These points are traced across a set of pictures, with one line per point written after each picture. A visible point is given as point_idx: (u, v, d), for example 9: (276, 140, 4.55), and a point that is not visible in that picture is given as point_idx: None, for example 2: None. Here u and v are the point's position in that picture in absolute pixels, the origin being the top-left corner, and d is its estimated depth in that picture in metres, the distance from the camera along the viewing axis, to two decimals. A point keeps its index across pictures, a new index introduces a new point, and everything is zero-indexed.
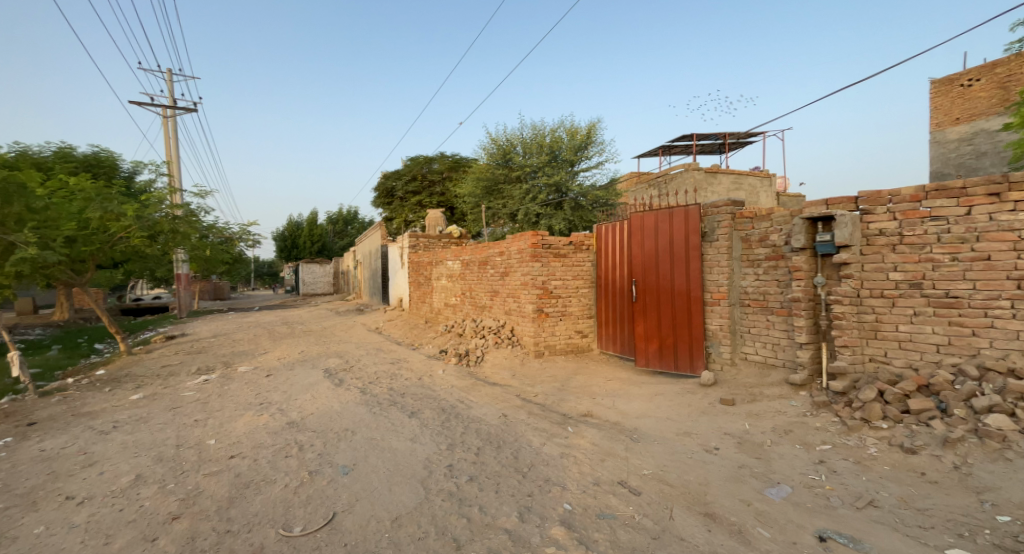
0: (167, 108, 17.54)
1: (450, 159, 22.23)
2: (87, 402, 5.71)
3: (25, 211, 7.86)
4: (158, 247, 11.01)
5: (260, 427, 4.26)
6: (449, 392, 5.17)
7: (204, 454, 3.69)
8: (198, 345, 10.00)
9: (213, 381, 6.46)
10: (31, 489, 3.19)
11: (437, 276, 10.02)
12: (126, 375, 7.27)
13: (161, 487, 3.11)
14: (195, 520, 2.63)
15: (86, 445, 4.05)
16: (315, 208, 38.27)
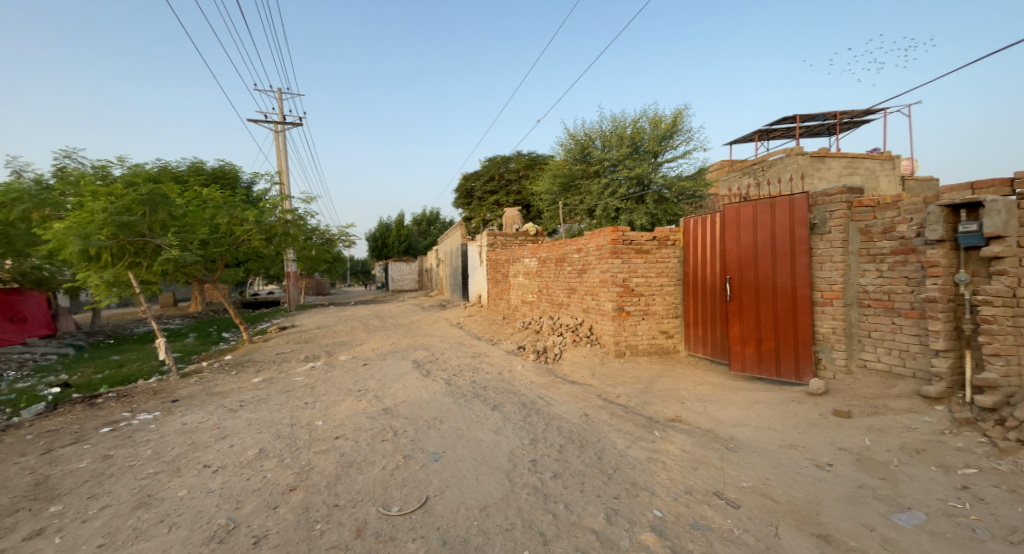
0: (278, 125, 19.77)
1: (527, 157, 22.38)
2: (218, 383, 6.65)
3: (168, 218, 9.42)
4: (273, 248, 12.51)
5: (359, 412, 4.65)
6: (530, 388, 5.22)
7: (313, 433, 4.11)
8: (304, 336, 11.18)
9: (318, 368, 7.17)
10: (181, 456, 3.79)
11: (514, 273, 10.17)
12: (248, 361, 8.34)
13: (279, 460, 3.53)
14: (308, 492, 2.95)
15: (220, 421, 4.72)
16: (401, 210, 40.76)
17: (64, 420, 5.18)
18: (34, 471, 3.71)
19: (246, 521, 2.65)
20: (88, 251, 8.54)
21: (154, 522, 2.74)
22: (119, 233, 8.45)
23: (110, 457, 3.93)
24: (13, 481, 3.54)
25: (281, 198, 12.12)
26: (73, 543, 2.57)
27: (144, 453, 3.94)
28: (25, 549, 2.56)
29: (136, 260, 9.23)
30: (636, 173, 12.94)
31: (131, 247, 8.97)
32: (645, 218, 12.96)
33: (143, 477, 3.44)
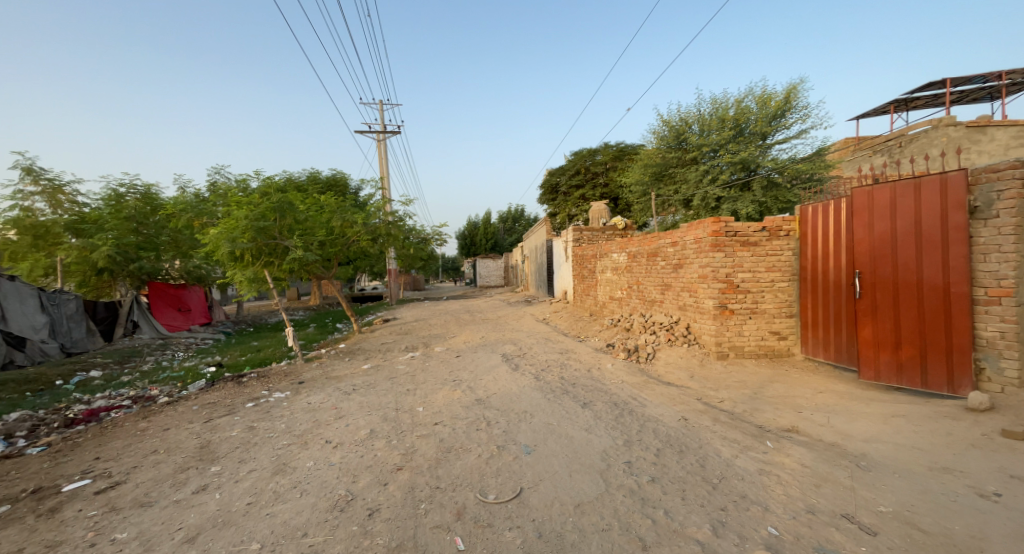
0: (379, 133, 21.47)
1: (614, 148, 21.67)
2: (334, 369, 7.46)
3: (294, 222, 10.77)
4: (378, 247, 13.68)
5: (455, 401, 4.90)
6: (621, 387, 5.07)
7: (415, 418, 4.42)
8: (403, 328, 12.10)
9: (416, 359, 7.70)
10: (307, 432, 4.32)
11: (602, 269, 9.94)
12: (357, 349, 9.22)
13: (387, 441, 3.86)
14: (413, 472, 3.18)
15: (337, 402, 5.29)
16: (489, 208, 41.95)
17: (219, 395, 6.19)
18: (200, 436, 4.49)
19: (362, 494, 2.94)
20: (235, 252, 10.07)
21: (288, 488, 3.15)
22: (257, 237, 9.88)
23: (253, 428, 4.60)
24: (186, 444, 4.31)
25: (384, 201, 13.16)
26: (229, 499, 3.07)
27: (278, 427, 4.56)
28: (196, 500, 3.10)
29: (270, 259, 10.67)
30: (739, 158, 11.85)
31: (266, 249, 10.39)
32: (751, 207, 11.82)
33: (278, 447, 3.99)
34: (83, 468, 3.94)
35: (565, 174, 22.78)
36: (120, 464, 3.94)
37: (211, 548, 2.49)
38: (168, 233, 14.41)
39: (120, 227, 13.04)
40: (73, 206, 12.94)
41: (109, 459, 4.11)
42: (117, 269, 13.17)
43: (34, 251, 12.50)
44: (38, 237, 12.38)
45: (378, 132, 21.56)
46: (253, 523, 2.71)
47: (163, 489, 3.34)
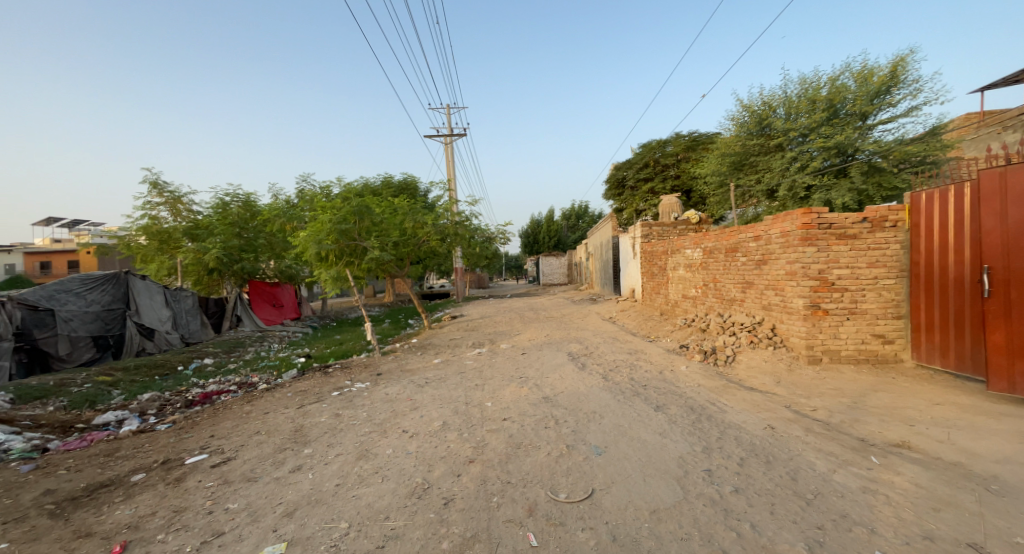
0: (446, 136, 22.18)
1: (686, 138, 20.57)
2: (408, 362, 7.85)
3: (371, 224, 11.47)
4: (446, 247, 14.17)
5: (523, 398, 4.95)
6: (697, 391, 4.81)
7: (485, 413, 4.53)
8: (470, 324, 12.43)
9: (483, 355, 7.88)
10: (386, 421, 4.59)
11: (674, 266, 9.50)
12: (428, 345, 9.62)
13: (459, 434, 3.98)
14: (484, 466, 3.26)
15: (412, 394, 5.56)
16: (552, 205, 41.70)
17: (309, 383, 6.77)
18: (294, 421, 4.93)
19: (437, 483, 3.06)
20: (321, 253, 10.93)
21: (370, 472, 3.37)
22: (339, 239, 10.65)
23: (339, 415, 4.97)
24: (283, 427, 4.76)
25: (452, 202, 13.58)
26: (320, 480, 3.34)
27: (360, 415, 4.89)
28: (292, 479, 3.42)
29: (351, 259, 11.45)
30: (834, 142, 10.70)
31: (347, 250, 11.16)
32: (849, 196, 10.63)
33: (361, 434, 4.28)
34: (201, 444, 4.50)
35: (633, 167, 22.03)
36: (230, 442, 4.45)
37: (306, 523, 2.72)
38: (264, 236, 16.00)
39: (226, 232, 14.70)
40: (189, 214, 14.81)
41: (221, 437, 4.65)
42: (224, 269, 14.92)
43: (160, 254, 14.48)
44: (163, 242, 14.33)
45: (445, 135, 22.26)
46: (341, 503, 2.93)
47: (265, 467, 3.72)
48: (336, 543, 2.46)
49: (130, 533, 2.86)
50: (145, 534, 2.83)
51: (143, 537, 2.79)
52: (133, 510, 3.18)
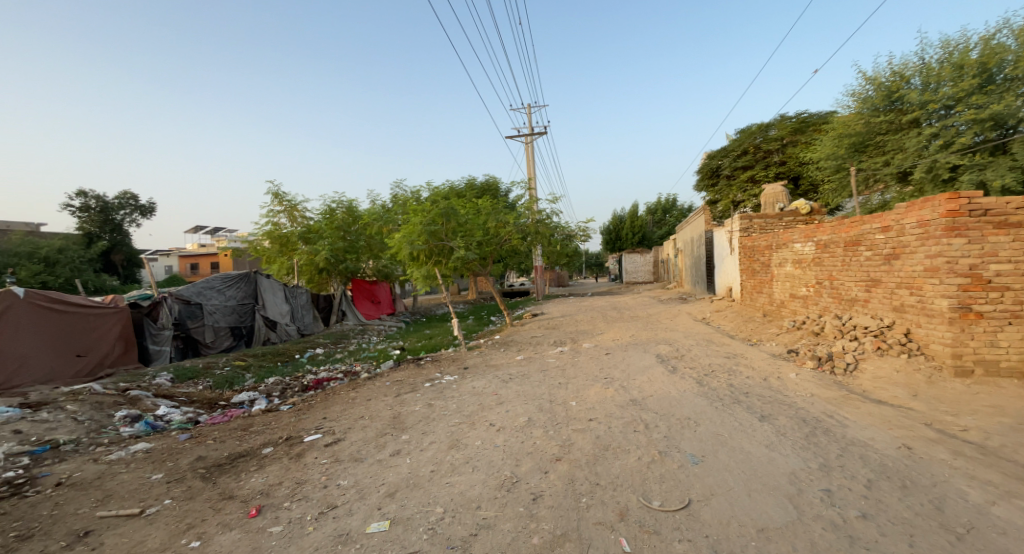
0: (527, 135, 22.38)
1: (793, 119, 18.55)
2: (493, 358, 8.06)
3: (457, 225, 11.93)
4: (528, 245, 14.31)
5: (609, 399, 4.83)
6: (808, 401, 4.32)
7: (570, 412, 4.49)
8: (552, 323, 12.43)
9: (567, 353, 7.84)
10: (475, 413, 4.76)
11: (779, 262, 8.64)
12: (512, 341, 9.80)
13: (545, 431, 4.00)
14: (572, 464, 3.24)
15: (497, 389, 5.70)
16: (635, 200, 40.16)
17: (403, 374, 7.25)
18: (392, 408, 5.33)
19: (525, 478, 3.11)
20: (413, 253, 11.65)
21: (462, 462, 3.52)
22: (428, 239, 11.22)
23: (431, 406, 5.26)
24: (382, 414, 5.16)
25: (533, 201, 13.68)
26: (416, 465, 3.57)
27: (451, 407, 5.13)
28: (391, 462, 3.69)
29: (439, 259, 11.98)
30: (989, 113, 8.95)
31: (436, 250, 11.76)
32: (1011, 176, 8.84)
33: (452, 424, 4.48)
34: (315, 425, 5.04)
35: (730, 155, 20.35)
36: (339, 424, 4.92)
37: (406, 505, 2.92)
38: (364, 238, 17.46)
39: (332, 236, 16.31)
40: (302, 220, 16.65)
41: (331, 419, 5.17)
42: (331, 268, 16.56)
43: (280, 255, 16.50)
44: (282, 245, 16.29)
45: (526, 135, 22.45)
46: (436, 489, 3.10)
47: (368, 449, 4.06)
48: (433, 527, 2.60)
49: (262, 499, 3.30)
50: (274, 501, 3.24)
51: (272, 504, 3.20)
52: (264, 479, 3.66)
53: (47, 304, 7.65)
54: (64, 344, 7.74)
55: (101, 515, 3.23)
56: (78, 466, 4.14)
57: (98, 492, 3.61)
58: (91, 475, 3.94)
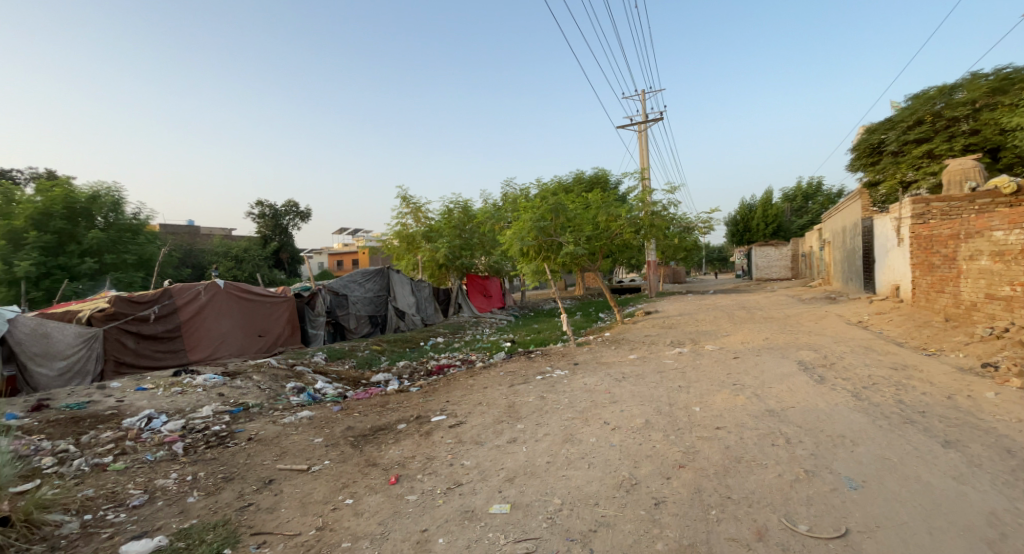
0: (641, 124, 21.36)
1: (989, 79, 14.99)
2: (605, 355, 7.89)
3: (566, 221, 11.87)
4: (641, 239, 13.67)
5: (739, 406, 4.41)
6: (1015, 429, 3.44)
7: (693, 418, 4.20)
8: (669, 321, 11.73)
9: (687, 354, 7.34)
10: (589, 409, 4.72)
11: (972, 255, 6.98)
12: (624, 339, 9.48)
13: (665, 435, 3.81)
14: (697, 474, 3.03)
15: (611, 387, 5.58)
16: (768, 186, 35.77)
17: (516, 366, 7.49)
18: (507, 397, 5.55)
19: (645, 481, 3.00)
20: (523, 249, 11.95)
21: (578, 457, 3.52)
22: (538, 235, 11.38)
23: (544, 398, 5.37)
24: (499, 402, 5.41)
25: (646, 192, 13.04)
26: (533, 454, 3.67)
27: (564, 401, 5.17)
28: (509, 448, 3.85)
29: (548, 255, 12.05)
30: None
31: (545, 245, 11.85)
32: None
33: (566, 418, 4.50)
34: (440, 407, 5.49)
35: (898, 127, 16.77)
36: (460, 409, 5.28)
37: (525, 491, 3.02)
38: (477, 235, 18.46)
39: (449, 234, 17.53)
40: (425, 220, 18.13)
41: (454, 403, 5.57)
42: (449, 264, 17.78)
43: (406, 252, 18.22)
44: (408, 244, 17.95)
45: (638, 123, 21.44)
46: (553, 480, 3.15)
47: (488, 434, 4.29)
48: (552, 516, 2.65)
49: (399, 469, 3.69)
50: (409, 472, 3.61)
51: (407, 474, 3.57)
52: (400, 451, 4.10)
53: (240, 293, 9.53)
54: (250, 326, 9.57)
55: (279, 467, 3.93)
56: (262, 426, 5.09)
57: (277, 448, 4.41)
58: (271, 434, 4.82)
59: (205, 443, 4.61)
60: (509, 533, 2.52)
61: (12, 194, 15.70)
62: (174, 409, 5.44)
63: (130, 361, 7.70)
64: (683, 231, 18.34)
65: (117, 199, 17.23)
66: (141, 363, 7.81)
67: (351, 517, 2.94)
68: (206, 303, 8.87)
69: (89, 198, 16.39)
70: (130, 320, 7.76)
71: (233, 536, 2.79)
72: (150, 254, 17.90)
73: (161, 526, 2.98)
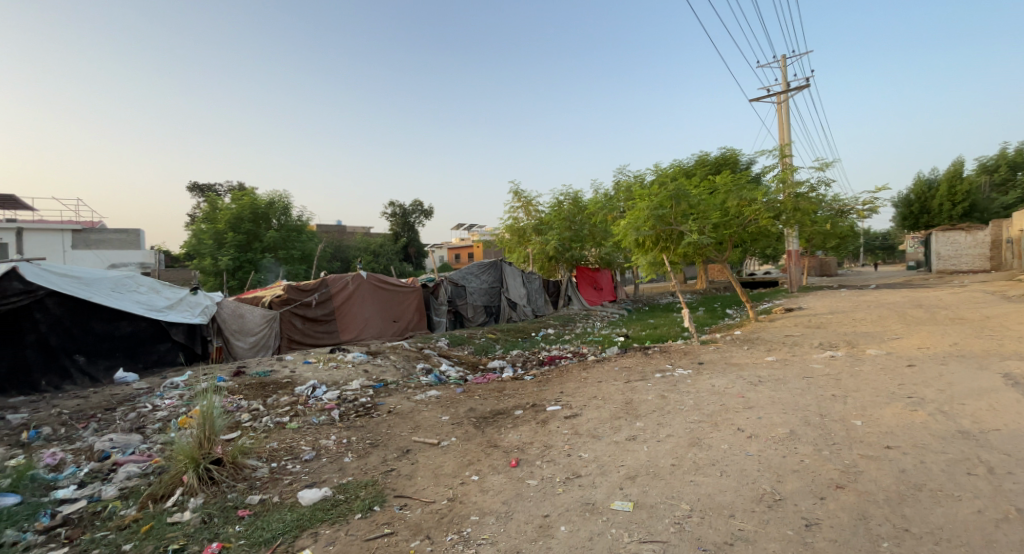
0: (780, 94, 18.80)
1: None
2: (736, 355, 7.17)
3: (688, 208, 11.02)
4: (780, 225, 12.08)
5: (916, 424, 3.65)
6: None
7: (853, 433, 3.59)
8: (815, 320, 10.19)
9: (841, 359, 6.30)
10: (718, 413, 4.34)
11: None
12: (757, 339, 8.50)
13: (816, 449, 3.33)
14: (860, 498, 2.59)
15: (744, 390, 5.05)
16: (956, 156, 28.74)
17: (633, 361, 7.22)
18: (624, 393, 5.38)
19: (792, 498, 2.66)
20: (639, 240, 11.42)
21: (707, 462, 3.26)
22: (657, 224, 10.75)
23: (665, 397, 5.08)
24: (615, 397, 5.27)
25: (787, 171, 11.44)
26: (655, 455, 3.50)
27: (687, 402, 4.83)
28: (630, 446, 3.73)
29: (667, 245, 11.34)
30: None
31: (664, 235, 11.17)
32: None
33: (691, 421, 4.20)
34: (555, 397, 5.54)
35: None
36: (575, 400, 5.28)
37: (649, 492, 2.89)
38: (589, 227, 18.18)
39: (560, 226, 17.59)
40: (536, 212, 18.42)
41: (568, 395, 5.58)
42: (560, 256, 17.83)
43: (518, 245, 18.72)
44: (519, 237, 18.44)
45: (776, 94, 18.91)
46: (679, 484, 2.96)
47: (605, 429, 4.21)
48: (680, 521, 2.50)
49: (519, 453, 3.82)
50: (528, 457, 3.72)
51: (527, 459, 3.67)
52: (519, 436, 4.24)
53: (379, 283, 10.75)
54: (387, 312, 10.78)
55: (414, 439, 4.37)
56: (399, 401, 5.70)
57: (412, 422, 4.89)
58: (407, 409, 5.37)
59: (355, 412, 5.33)
60: (633, 532, 2.44)
61: (217, 203, 19.88)
62: (331, 381, 6.39)
63: (299, 338, 9.26)
64: (834, 215, 15.75)
65: (286, 204, 20.65)
66: (306, 341, 9.33)
67: (477, 493, 3.12)
68: (354, 291, 10.21)
69: (267, 203, 19.96)
70: (298, 304, 9.29)
71: (381, 496, 3.18)
72: (310, 250, 21.22)
73: (325, 479, 3.52)
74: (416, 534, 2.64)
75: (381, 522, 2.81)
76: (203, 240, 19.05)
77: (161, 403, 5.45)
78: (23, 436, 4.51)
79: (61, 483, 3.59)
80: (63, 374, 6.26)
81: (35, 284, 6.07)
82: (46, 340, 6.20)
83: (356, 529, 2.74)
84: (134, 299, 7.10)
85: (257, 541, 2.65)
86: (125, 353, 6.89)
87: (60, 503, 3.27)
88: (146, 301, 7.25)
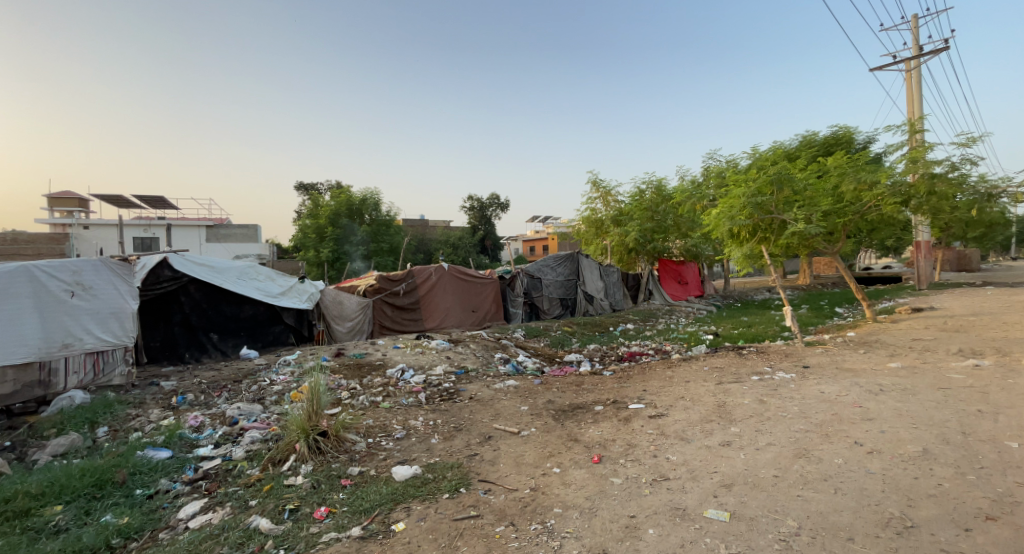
0: (910, 60, 16.18)
1: None
2: (850, 359, 6.37)
3: (793, 194, 9.91)
4: (907, 213, 10.47)
5: None
6: None
7: (1008, 456, 3.00)
8: (953, 322, 8.69)
9: (990, 368, 5.30)
10: (828, 423, 3.87)
11: None
12: (875, 342, 7.47)
13: (958, 473, 2.83)
14: (1020, 532, 2.16)
15: (862, 400, 4.45)
16: None
17: (724, 362, 6.72)
18: (716, 395, 5.01)
19: (928, 527, 2.28)
20: (733, 230, 10.48)
21: (818, 477, 2.92)
22: (755, 213, 9.78)
23: (764, 402, 4.64)
24: (705, 399, 4.93)
25: (920, 148, 9.85)
26: (754, 464, 3.21)
27: (791, 408, 4.37)
28: (723, 452, 3.46)
29: (766, 235, 10.30)
30: None
31: (762, 224, 10.16)
32: None
33: (796, 430, 3.79)
34: (636, 395, 5.34)
35: None
36: (660, 400, 5.03)
37: (747, 503, 2.67)
38: (673, 217, 17.22)
39: (641, 217, 16.84)
40: (616, 203, 17.80)
41: (652, 393, 5.34)
42: (640, 248, 17.09)
43: (595, 237, 18.26)
44: (597, 229, 18.00)
45: (906, 60, 16.32)
46: (783, 497, 2.69)
47: (695, 432, 3.96)
48: (785, 539, 2.27)
49: (601, 449, 3.74)
50: (611, 454, 3.62)
51: (610, 456, 3.58)
52: (600, 432, 4.14)
53: (459, 274, 11.09)
54: (466, 302, 11.14)
55: (495, 426, 4.46)
56: (479, 388, 5.88)
57: (492, 409, 5.00)
58: (487, 396, 5.51)
59: (440, 396, 5.59)
60: (731, 543, 2.27)
61: (318, 201, 22.00)
62: (417, 365, 6.77)
63: (388, 324, 9.92)
64: (980, 199, 13.28)
65: (377, 200, 22.31)
66: (395, 328, 9.97)
67: (560, 486, 3.10)
68: (436, 281, 10.67)
69: (361, 200, 21.74)
70: (388, 293, 9.94)
71: (466, 479, 3.28)
72: (397, 243, 22.68)
73: (415, 458, 3.73)
74: (501, 519, 2.69)
75: (467, 504, 2.90)
76: (307, 235, 21.20)
77: (276, 379, 6.15)
78: (174, 401, 5.37)
79: (201, 442, 4.20)
80: (201, 349, 7.36)
81: (180, 271, 7.12)
82: (189, 320, 7.31)
83: (445, 508, 2.86)
84: (254, 286, 8.05)
85: (359, 510, 2.87)
86: (247, 333, 7.89)
87: (201, 460, 3.84)
88: (264, 288, 8.18)
